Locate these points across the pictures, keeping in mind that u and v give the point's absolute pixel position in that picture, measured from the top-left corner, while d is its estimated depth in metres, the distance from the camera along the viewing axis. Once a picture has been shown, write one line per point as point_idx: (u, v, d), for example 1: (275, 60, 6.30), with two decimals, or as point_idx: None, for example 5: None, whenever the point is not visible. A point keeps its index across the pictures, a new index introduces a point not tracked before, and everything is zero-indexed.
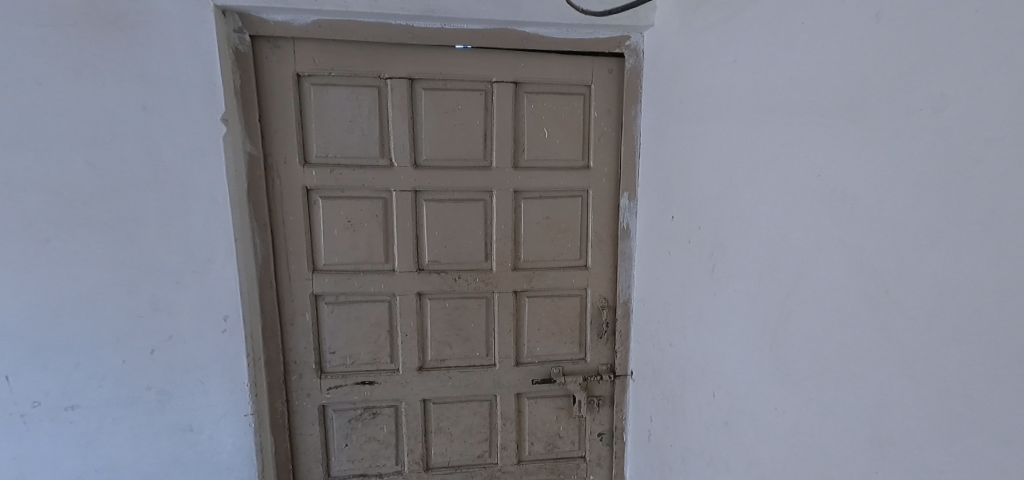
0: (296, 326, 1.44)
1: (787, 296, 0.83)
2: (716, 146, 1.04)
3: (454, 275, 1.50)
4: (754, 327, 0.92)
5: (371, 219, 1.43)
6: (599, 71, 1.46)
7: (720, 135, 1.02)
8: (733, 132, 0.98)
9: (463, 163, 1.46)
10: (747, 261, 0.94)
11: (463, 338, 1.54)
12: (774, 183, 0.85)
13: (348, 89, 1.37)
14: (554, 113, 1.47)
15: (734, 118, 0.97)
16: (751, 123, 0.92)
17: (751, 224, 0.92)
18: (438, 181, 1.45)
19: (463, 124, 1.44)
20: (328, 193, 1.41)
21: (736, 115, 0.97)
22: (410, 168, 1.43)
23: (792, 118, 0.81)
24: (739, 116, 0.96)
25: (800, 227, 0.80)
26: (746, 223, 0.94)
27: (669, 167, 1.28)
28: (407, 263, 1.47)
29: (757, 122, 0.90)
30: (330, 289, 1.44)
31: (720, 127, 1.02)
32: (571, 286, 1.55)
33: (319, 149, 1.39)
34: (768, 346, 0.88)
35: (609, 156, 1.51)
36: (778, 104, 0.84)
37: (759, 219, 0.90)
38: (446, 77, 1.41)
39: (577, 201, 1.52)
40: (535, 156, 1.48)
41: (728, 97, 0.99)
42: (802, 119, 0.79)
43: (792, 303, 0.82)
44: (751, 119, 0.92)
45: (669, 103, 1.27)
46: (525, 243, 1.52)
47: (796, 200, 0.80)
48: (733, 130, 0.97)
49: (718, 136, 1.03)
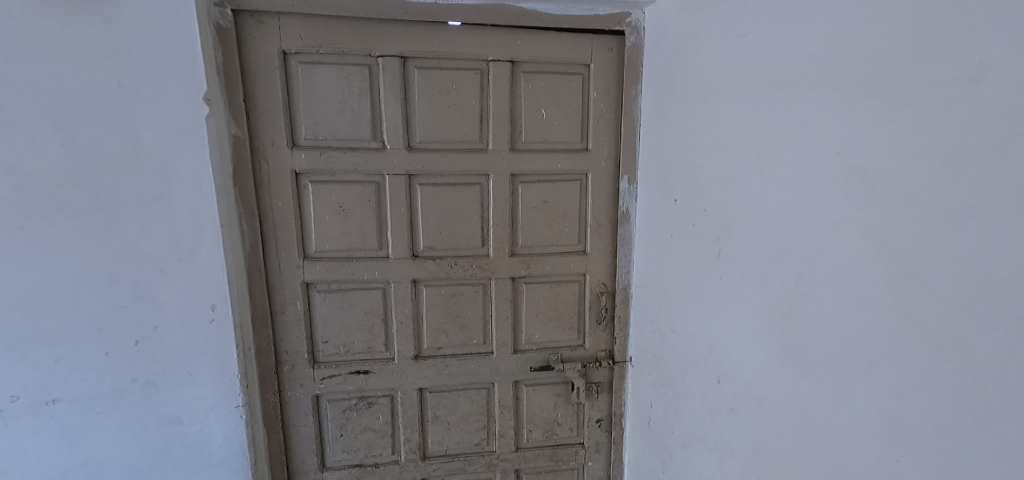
0: (287, 316, 1.39)
1: (798, 277, 0.81)
2: (724, 126, 1.00)
3: (450, 261, 1.46)
4: (762, 311, 0.90)
5: (364, 204, 1.39)
6: (599, 51, 1.42)
7: (727, 114, 0.99)
8: (742, 111, 0.94)
9: (459, 146, 1.41)
10: (756, 244, 0.91)
11: (460, 325, 1.50)
12: (786, 162, 0.82)
13: (337, 69, 1.31)
14: (552, 94, 1.43)
15: (744, 96, 0.93)
16: (762, 100, 0.88)
17: (760, 206, 0.89)
18: (433, 165, 1.40)
19: (459, 106, 1.39)
20: (318, 177, 1.35)
21: (746, 92, 0.93)
22: (403, 151, 1.37)
23: (808, 94, 0.77)
24: (749, 94, 0.92)
25: (816, 208, 0.76)
26: (755, 205, 0.91)
27: (671, 151, 1.25)
28: (402, 250, 1.43)
29: (768, 99, 0.86)
30: (322, 276, 1.40)
31: (728, 106, 0.99)
32: (570, 272, 1.52)
33: (308, 131, 1.32)
34: (778, 329, 0.86)
35: (609, 138, 1.47)
36: (792, 79, 0.81)
37: (769, 201, 0.87)
38: (440, 56, 1.35)
39: (576, 184, 1.48)
40: (533, 139, 1.44)
41: (737, 75, 0.95)
42: (818, 94, 0.75)
43: (805, 287, 0.79)
44: (761, 95, 0.88)
45: (672, 83, 1.23)
46: (523, 229, 1.48)
47: (812, 179, 0.77)
48: (742, 109, 0.94)
49: (726, 115, 0.99)
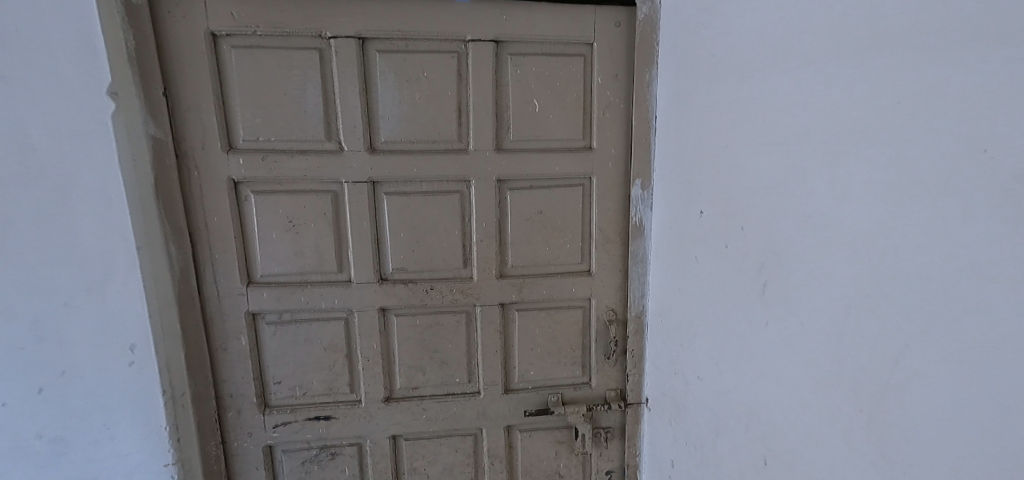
0: (230, 353, 1.16)
1: (909, 337, 0.53)
2: (776, 112, 0.72)
3: (425, 286, 1.21)
4: (845, 380, 0.62)
5: (318, 218, 1.14)
6: (603, 26, 1.15)
7: (781, 96, 0.71)
8: (806, 91, 0.67)
9: (433, 147, 1.16)
10: (831, 280, 0.63)
11: (439, 361, 1.26)
12: (894, 164, 0.55)
13: (280, 53, 1.07)
14: (546, 81, 1.17)
15: (810, 68, 0.66)
16: (844, 74, 0.60)
17: (840, 227, 0.62)
18: (402, 170, 1.15)
19: (432, 98, 1.14)
20: (262, 186, 1.11)
21: (813, 63, 0.65)
22: (365, 153, 1.13)
23: (940, 55, 0.50)
24: (819, 66, 0.64)
25: (958, 236, 0.48)
26: (832, 224, 0.63)
27: (693, 147, 0.98)
28: (366, 273, 1.18)
29: (856, 71, 0.59)
30: (270, 306, 1.16)
31: (782, 84, 0.71)
32: (571, 296, 1.26)
33: (247, 131, 1.09)
34: (873, 410, 0.58)
35: (617, 134, 1.20)
36: (903, 34, 0.53)
37: (860, 220, 0.59)
38: (407, 36, 1.10)
39: (577, 191, 1.22)
40: (523, 137, 1.18)
41: (798, 40, 0.68)
42: (965, 51, 0.48)
43: (930, 357, 0.51)
44: (844, 66, 0.61)
45: (695, 61, 0.96)
46: (513, 245, 1.23)
47: (951, 188, 0.49)
48: (807, 88, 0.66)
49: (779, 98, 0.72)
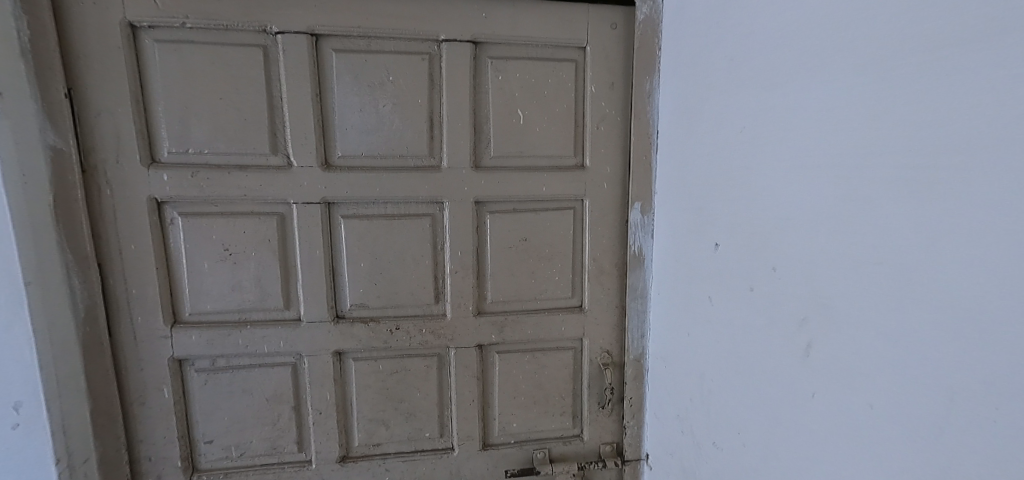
0: (150, 407, 0.96)
1: None
2: (829, 127, 0.57)
3: (390, 325, 1.03)
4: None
5: (261, 246, 0.96)
6: (597, 28, 1.01)
7: (836, 105, 0.56)
8: (875, 97, 0.52)
9: (399, 163, 0.99)
10: (932, 349, 0.47)
11: (406, 413, 1.07)
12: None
13: (217, 51, 0.90)
14: (533, 89, 1.01)
15: (882, 68, 0.51)
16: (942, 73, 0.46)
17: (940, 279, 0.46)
18: (362, 189, 0.98)
19: (398, 106, 0.97)
20: (192, 208, 0.93)
21: (886, 61, 0.50)
22: (317, 170, 0.96)
23: None
24: (894, 65, 0.50)
25: None
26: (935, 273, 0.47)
27: (705, 167, 0.82)
28: (318, 311, 1.00)
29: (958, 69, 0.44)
30: (200, 350, 0.96)
31: (838, 89, 0.56)
32: (560, 336, 1.10)
33: (174, 142, 0.91)
34: None
35: (613, 151, 1.05)
36: None
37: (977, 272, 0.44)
38: (370, 33, 0.94)
39: (567, 215, 1.07)
40: (505, 153, 1.02)
41: (861, 33, 0.53)
42: None
43: None
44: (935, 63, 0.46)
45: (707, 66, 0.81)
46: (493, 277, 1.06)
47: None
48: (876, 94, 0.52)
49: (832, 108, 0.57)
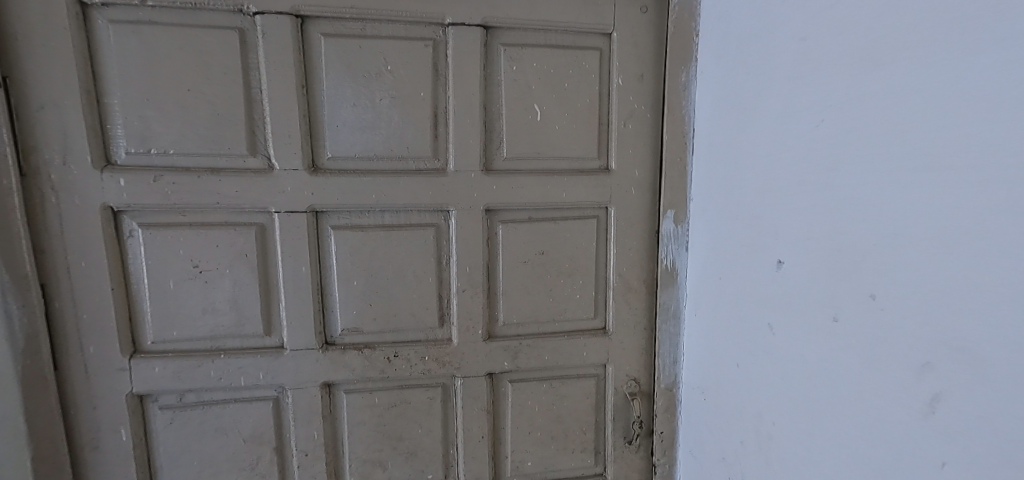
0: (105, 452, 0.82)
1: None
2: (961, 116, 0.44)
3: (388, 352, 0.89)
4: None
5: (237, 262, 0.83)
6: (625, 12, 0.88)
7: (971, 87, 0.43)
8: None
9: (398, 166, 0.86)
10: None
11: (406, 453, 0.93)
12: None
13: (184, 33, 0.76)
14: (551, 81, 0.88)
15: None
16: None
17: None
18: (355, 196, 0.84)
19: (397, 101, 0.84)
20: (155, 218, 0.80)
21: None
22: (303, 174, 0.82)
23: None
24: None
25: None
26: None
27: (762, 170, 0.68)
28: (304, 337, 0.86)
29: None
30: (164, 384, 0.82)
31: (973, 67, 0.43)
32: (581, 362, 0.96)
33: (133, 141, 0.77)
34: None
35: (642, 152, 0.92)
36: None
37: None
38: (364, 15, 0.81)
39: (589, 225, 0.94)
40: (520, 154, 0.89)
41: None
42: None
43: None
44: None
45: (765, 50, 0.68)
46: (505, 296, 0.93)
47: None
48: None
49: (964, 91, 0.44)
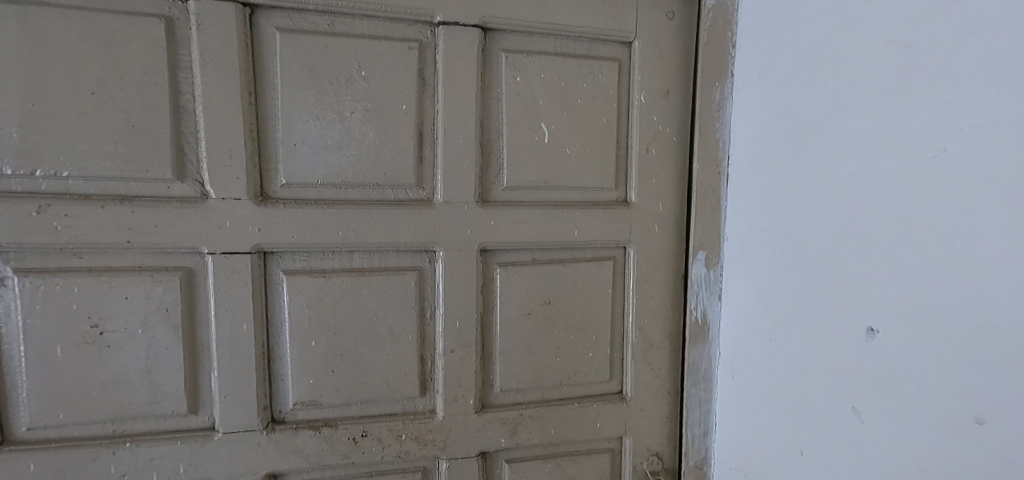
0: None
1: None
2: None
3: (353, 431, 0.70)
4: None
5: (154, 319, 0.63)
6: (649, 18, 0.74)
7: None
8: None
9: (373, 196, 0.69)
10: None
11: None
12: None
13: (90, 20, 0.58)
14: (562, 96, 0.73)
15: None
16: None
17: None
18: (316, 233, 0.66)
19: (373, 115, 0.67)
20: (38, 261, 0.59)
21: None
22: (247, 204, 0.63)
23: None
24: None
25: None
26: None
27: (843, 213, 0.55)
28: (242, 416, 0.66)
29: None
30: None
31: None
32: (593, 435, 0.79)
33: (10, 159, 0.57)
34: None
35: (667, 182, 0.77)
36: None
37: None
38: (334, 8, 0.64)
39: (605, 269, 0.77)
40: (523, 183, 0.73)
41: None
42: None
43: None
44: None
45: (847, 63, 0.55)
46: (503, 356, 0.75)
47: None
48: None
49: None
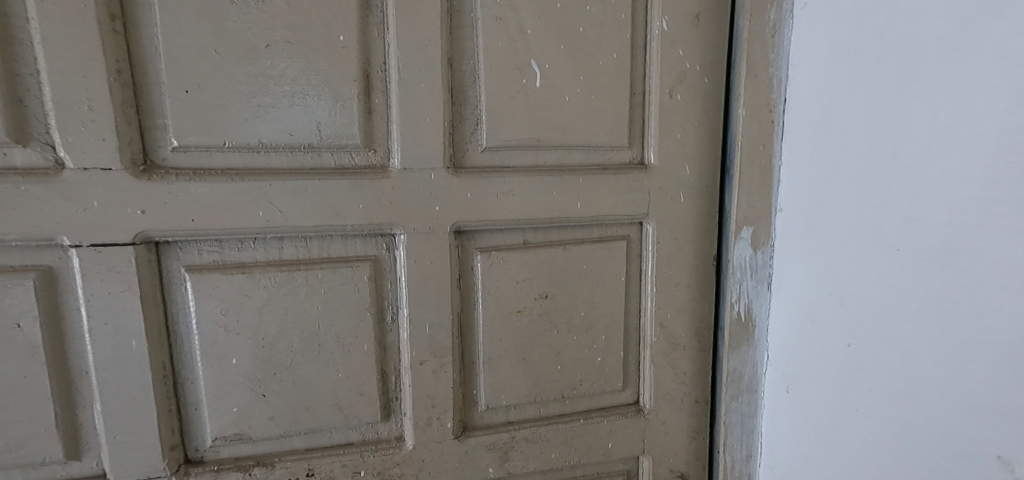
0: None
1: None
2: None
3: (297, 470, 0.54)
4: None
5: (4, 339, 0.46)
6: None
7: None
8: None
9: (305, 162, 0.51)
10: None
11: None
12: None
13: None
14: (557, 24, 0.55)
15: None
16: None
17: None
18: (225, 215, 0.48)
19: (296, 50, 0.49)
20: None
21: None
22: (121, 177, 0.46)
23: None
24: None
25: None
26: None
27: (992, 164, 0.36)
28: (141, 459, 0.50)
29: None
30: None
31: None
32: (603, 458, 0.64)
33: None
34: None
35: (697, 138, 0.59)
36: None
37: None
38: None
39: (616, 253, 0.60)
40: (509, 142, 0.55)
41: None
42: None
43: None
44: None
45: None
46: (489, 367, 0.59)
47: None
48: None
49: None
